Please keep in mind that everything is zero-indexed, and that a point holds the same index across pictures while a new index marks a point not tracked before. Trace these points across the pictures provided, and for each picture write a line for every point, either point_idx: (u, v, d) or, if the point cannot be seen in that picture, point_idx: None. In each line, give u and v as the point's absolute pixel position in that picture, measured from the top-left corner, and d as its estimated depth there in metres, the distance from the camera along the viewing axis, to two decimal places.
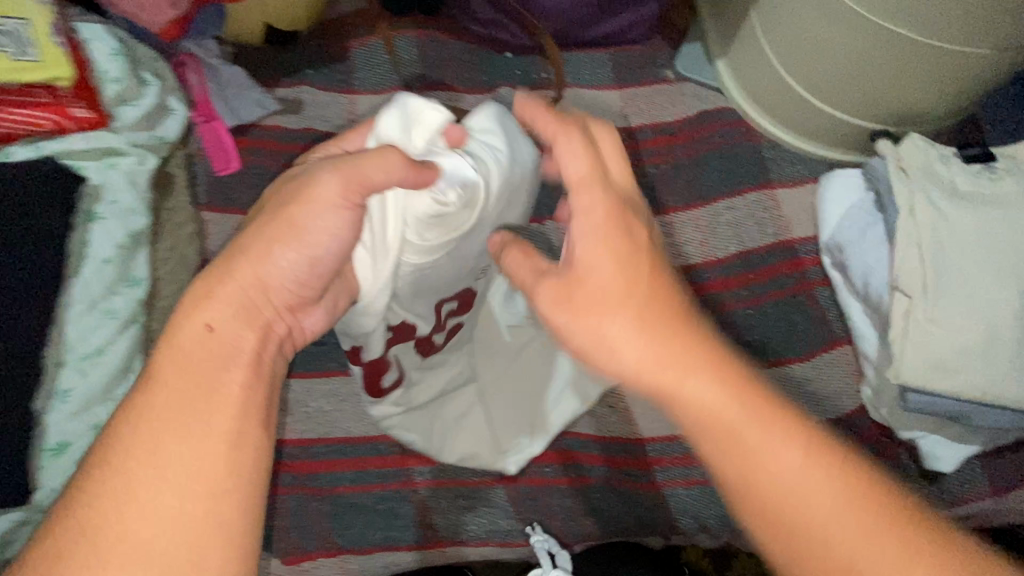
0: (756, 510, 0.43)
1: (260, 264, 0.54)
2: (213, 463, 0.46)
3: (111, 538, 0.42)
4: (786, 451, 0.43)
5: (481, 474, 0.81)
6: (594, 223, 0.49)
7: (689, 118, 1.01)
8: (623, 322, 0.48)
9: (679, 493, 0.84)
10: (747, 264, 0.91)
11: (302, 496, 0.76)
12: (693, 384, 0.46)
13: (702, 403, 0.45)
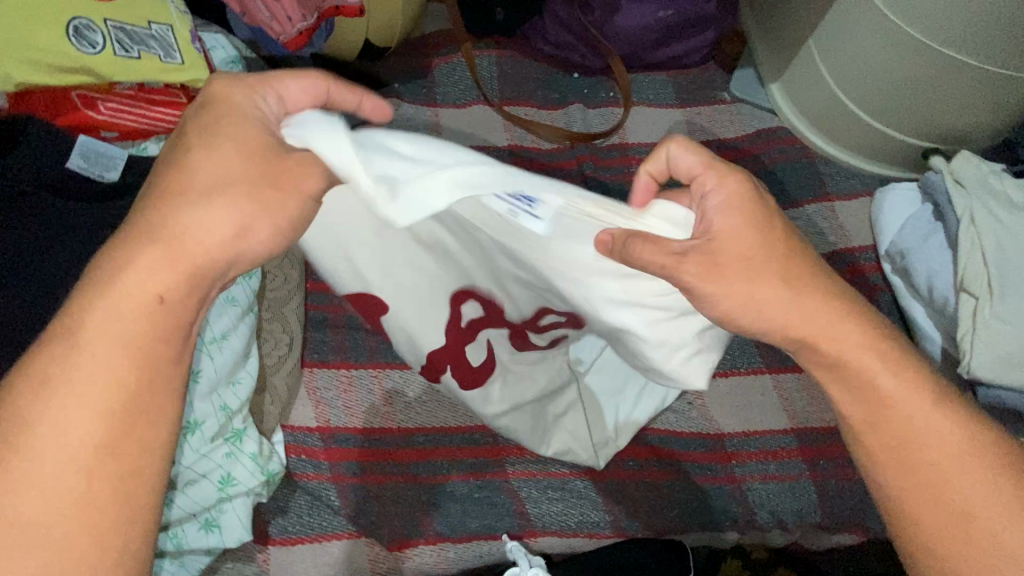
0: (920, 491, 0.53)
1: (184, 218, 0.47)
2: (68, 436, 0.44)
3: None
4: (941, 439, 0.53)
5: (569, 464, 0.84)
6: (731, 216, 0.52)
7: (747, 135, 1.08)
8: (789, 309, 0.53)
9: (756, 488, 0.87)
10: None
11: (403, 483, 0.77)
12: (882, 377, 0.54)
13: (888, 395, 0.54)
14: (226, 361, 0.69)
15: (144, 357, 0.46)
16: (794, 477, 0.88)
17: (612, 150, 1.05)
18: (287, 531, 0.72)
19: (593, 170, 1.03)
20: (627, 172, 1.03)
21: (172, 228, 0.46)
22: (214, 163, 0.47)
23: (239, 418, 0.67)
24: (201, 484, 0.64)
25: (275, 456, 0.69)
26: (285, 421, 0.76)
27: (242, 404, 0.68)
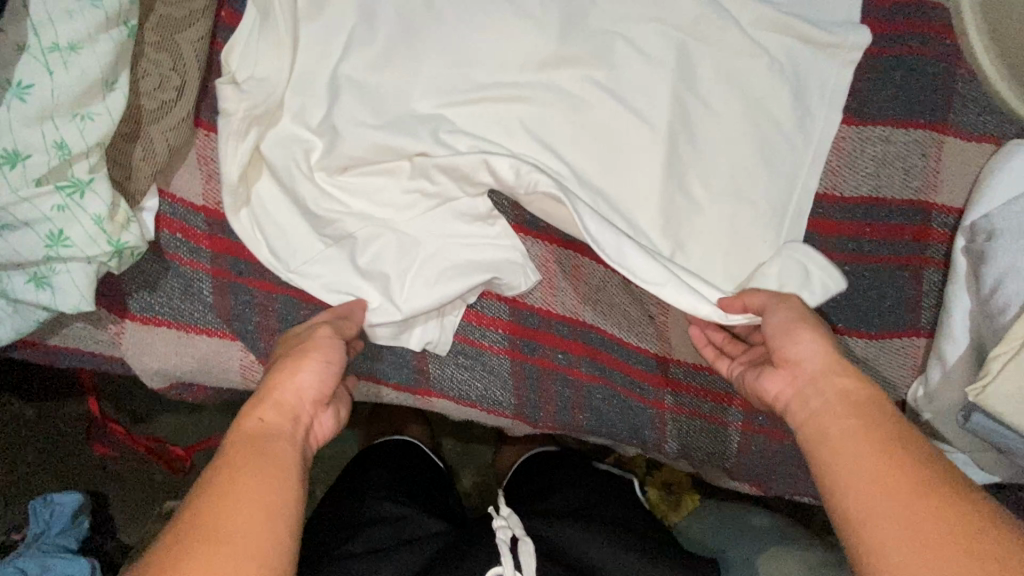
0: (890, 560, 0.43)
1: (824, 393, 0.55)
2: (851, 465, 0.49)
3: (825, 439, 0.53)
4: (854, 474, 0.49)
5: (491, 337, 0.75)
6: (808, 342, 0.59)
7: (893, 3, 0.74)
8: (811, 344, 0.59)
9: (678, 421, 0.80)
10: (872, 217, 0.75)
11: (292, 300, 0.66)
12: (844, 458, 0.50)
13: (833, 463, 0.51)
14: (72, 84, 0.50)
15: (829, 422, 0.53)
16: (723, 423, 0.80)
17: None
18: (151, 311, 0.63)
19: None
20: None
21: (830, 387, 0.56)
22: (825, 389, 0.56)
23: (83, 168, 0.51)
24: (22, 232, 0.51)
25: (133, 227, 0.55)
26: (164, 186, 0.61)
27: (89, 149, 0.51)
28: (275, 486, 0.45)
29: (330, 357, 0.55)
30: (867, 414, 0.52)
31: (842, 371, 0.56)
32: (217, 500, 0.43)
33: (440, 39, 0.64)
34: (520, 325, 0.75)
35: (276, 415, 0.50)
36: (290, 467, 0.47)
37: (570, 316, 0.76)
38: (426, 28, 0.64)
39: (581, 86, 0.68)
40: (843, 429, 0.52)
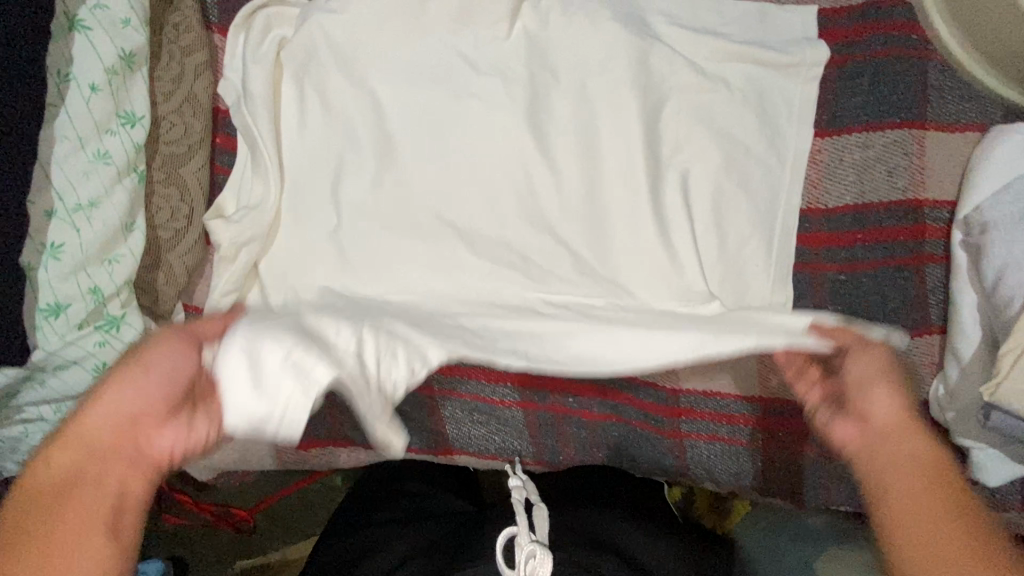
0: None
1: (905, 452, 0.48)
2: (939, 545, 0.42)
3: (897, 498, 0.45)
4: (949, 561, 0.41)
5: (501, 393, 0.79)
6: (879, 373, 0.53)
7: (850, 8, 0.74)
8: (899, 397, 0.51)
9: (697, 447, 0.82)
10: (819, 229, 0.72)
11: None
12: (934, 537, 0.42)
13: (901, 541, 0.43)
14: (97, 236, 0.57)
15: (891, 482, 0.47)
16: (740, 444, 0.82)
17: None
18: None
19: None
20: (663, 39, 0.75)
21: (898, 429, 0.49)
22: (898, 442, 0.49)
23: (116, 304, 0.59)
24: (73, 369, 0.58)
25: None
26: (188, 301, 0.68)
27: (118, 288, 0.58)
28: (110, 467, 0.47)
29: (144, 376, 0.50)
30: (944, 484, 0.45)
31: (920, 435, 0.49)
32: (53, 539, 0.44)
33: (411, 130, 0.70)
34: (528, 378, 0.79)
35: (76, 456, 0.47)
36: (125, 459, 0.48)
37: None
38: (397, 123, 0.70)
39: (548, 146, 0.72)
40: (913, 489, 0.45)
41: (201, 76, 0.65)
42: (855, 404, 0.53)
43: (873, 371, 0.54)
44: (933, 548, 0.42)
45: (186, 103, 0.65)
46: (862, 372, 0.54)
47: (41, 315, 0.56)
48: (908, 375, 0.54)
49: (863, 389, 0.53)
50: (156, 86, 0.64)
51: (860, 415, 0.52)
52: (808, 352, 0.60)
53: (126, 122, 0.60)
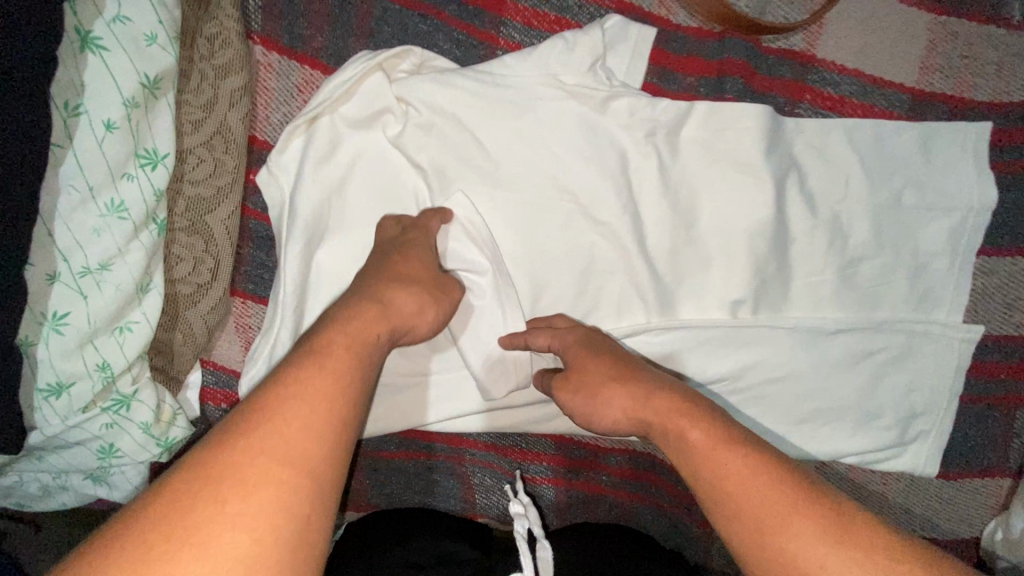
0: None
1: (697, 452, 0.45)
2: (770, 510, 0.41)
3: (712, 485, 0.44)
4: (809, 528, 0.39)
5: (536, 469, 0.74)
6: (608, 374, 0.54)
7: (1009, 105, 0.63)
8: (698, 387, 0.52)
9: (728, 542, 0.78)
10: (916, 347, 0.65)
11: None
12: (730, 466, 0.43)
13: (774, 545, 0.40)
14: (108, 304, 0.48)
15: (710, 449, 0.45)
16: None
17: (781, 60, 0.62)
18: None
19: (735, 94, 0.62)
20: (790, 110, 0.62)
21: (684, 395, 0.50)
22: (704, 442, 0.45)
23: (127, 380, 0.51)
24: (76, 450, 0.51)
25: (180, 420, 0.55)
26: (206, 357, 0.60)
27: (130, 362, 0.51)
28: (301, 422, 0.36)
29: (364, 358, 0.43)
30: (723, 429, 0.46)
31: (693, 408, 0.48)
32: (213, 525, 0.31)
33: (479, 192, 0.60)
34: (566, 457, 0.74)
35: (342, 354, 0.42)
36: (337, 408, 0.38)
37: (619, 447, 0.74)
38: (463, 180, 0.59)
39: (634, 227, 0.62)
40: (734, 475, 0.43)
41: (238, 105, 0.54)
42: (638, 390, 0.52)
43: (602, 384, 0.54)
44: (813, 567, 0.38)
45: (217, 135, 0.54)
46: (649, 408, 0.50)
47: (40, 395, 0.47)
48: (651, 379, 0.52)
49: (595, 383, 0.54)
50: (182, 112, 0.52)
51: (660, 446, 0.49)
52: (918, 404, 0.67)
53: (147, 162, 0.49)
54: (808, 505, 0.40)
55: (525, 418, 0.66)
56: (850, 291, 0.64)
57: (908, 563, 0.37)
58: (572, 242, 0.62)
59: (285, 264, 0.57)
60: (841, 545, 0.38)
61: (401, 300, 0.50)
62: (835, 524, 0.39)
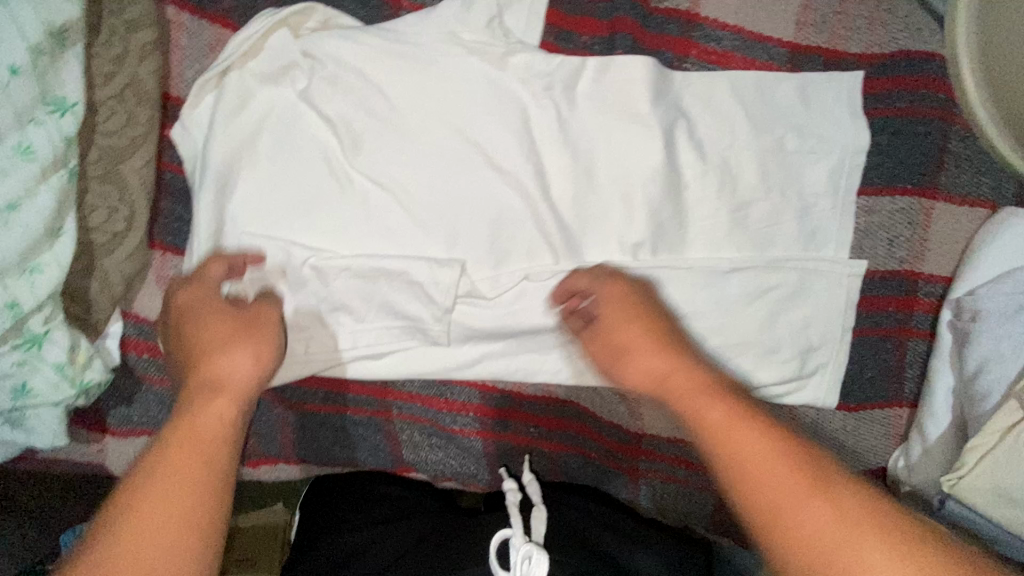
0: (775, 543, 0.45)
1: (706, 423, 0.52)
2: (767, 452, 0.48)
3: (716, 446, 0.50)
4: (804, 465, 0.47)
5: (462, 421, 0.76)
6: (615, 308, 0.65)
7: (880, 57, 0.69)
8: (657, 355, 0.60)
9: (653, 485, 0.81)
10: (808, 284, 0.70)
11: (269, 403, 0.71)
12: (713, 406, 0.52)
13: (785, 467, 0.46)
14: (18, 242, 0.51)
15: (694, 418, 0.53)
16: (698, 487, 0.80)
17: (668, 18, 0.67)
18: (129, 423, 0.64)
19: (628, 50, 0.66)
20: (678, 65, 0.67)
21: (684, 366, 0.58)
22: (679, 379, 0.57)
23: (38, 320, 0.53)
24: None
25: (96, 365, 0.56)
26: (127, 308, 0.62)
27: (40, 303, 0.53)
28: (194, 458, 0.43)
29: (242, 395, 0.49)
30: (708, 382, 0.55)
31: (681, 361, 0.58)
32: (139, 538, 0.39)
33: (388, 145, 0.63)
34: (491, 407, 0.77)
35: (212, 411, 0.46)
36: (224, 446, 0.45)
37: (542, 395, 0.77)
38: (370, 131, 0.63)
39: (539, 177, 0.66)
40: (673, 381, 0.57)
41: (148, 59, 0.57)
42: (623, 354, 0.63)
43: (616, 333, 0.64)
44: (810, 525, 0.44)
45: (128, 89, 0.57)
46: (666, 376, 0.58)
47: None
48: (684, 360, 0.58)
49: (599, 317, 0.65)
50: (92, 65, 0.55)
51: (695, 430, 0.53)
52: (815, 338, 0.71)
53: (55, 109, 0.52)
54: (853, 489, 0.45)
55: (443, 364, 0.69)
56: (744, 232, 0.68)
57: (917, 540, 0.41)
58: (480, 192, 0.66)
59: (200, 214, 0.61)
60: (829, 499, 0.44)
61: (228, 365, 0.50)
62: (869, 513, 0.43)
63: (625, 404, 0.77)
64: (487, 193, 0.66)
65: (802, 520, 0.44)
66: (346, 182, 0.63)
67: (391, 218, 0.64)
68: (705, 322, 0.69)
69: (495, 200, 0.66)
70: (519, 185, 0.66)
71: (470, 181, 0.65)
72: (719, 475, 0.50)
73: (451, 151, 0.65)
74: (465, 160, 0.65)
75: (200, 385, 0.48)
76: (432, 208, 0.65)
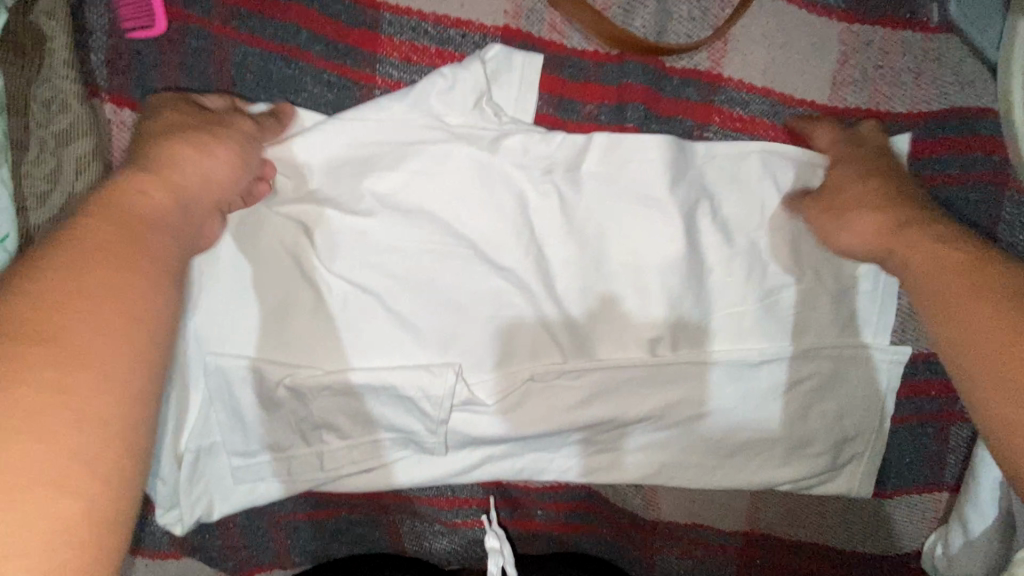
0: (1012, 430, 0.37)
1: (954, 266, 0.47)
2: (973, 326, 0.42)
3: (922, 304, 0.47)
4: (1005, 316, 0.41)
5: (466, 515, 0.71)
6: (873, 228, 0.54)
7: (928, 116, 0.60)
8: (860, 234, 0.55)
9: (671, 568, 0.76)
10: (842, 374, 0.63)
11: (257, 515, 0.66)
12: (924, 249, 0.49)
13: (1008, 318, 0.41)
14: None
15: (966, 270, 0.45)
16: (718, 569, 0.76)
17: (684, 81, 0.58)
18: None
19: (637, 122, 0.58)
20: (697, 134, 0.59)
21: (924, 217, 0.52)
22: (920, 248, 0.50)
23: None
24: None
25: None
26: None
27: None
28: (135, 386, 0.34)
29: (141, 309, 0.36)
30: (920, 235, 0.50)
31: (886, 204, 0.54)
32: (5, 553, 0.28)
33: (369, 247, 0.56)
34: (495, 499, 0.72)
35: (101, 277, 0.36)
36: (125, 380, 0.34)
37: (550, 484, 0.72)
38: (348, 233, 0.56)
39: (540, 271, 0.59)
40: (925, 256, 0.49)
41: (88, 172, 0.50)
42: (847, 200, 0.56)
43: (858, 203, 0.55)
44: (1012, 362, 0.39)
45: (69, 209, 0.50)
46: (886, 235, 0.53)
47: None
48: (925, 216, 0.52)
49: (842, 201, 0.56)
50: (24, 185, 0.48)
51: (914, 282, 0.49)
52: (850, 429, 0.65)
53: None
54: None
55: (440, 473, 0.63)
56: (770, 321, 0.61)
57: None
58: (475, 290, 0.59)
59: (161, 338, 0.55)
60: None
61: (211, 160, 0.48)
62: None
63: (640, 494, 0.72)
64: (483, 291, 0.59)
65: (1004, 383, 0.39)
66: (325, 293, 0.57)
67: (378, 325, 0.58)
68: (725, 417, 0.64)
69: (494, 297, 0.59)
70: (519, 283, 0.59)
71: (462, 280, 0.58)
72: (949, 360, 0.43)
73: (442, 248, 0.57)
74: (457, 257, 0.58)
75: (147, 180, 0.43)
76: (422, 310, 0.58)
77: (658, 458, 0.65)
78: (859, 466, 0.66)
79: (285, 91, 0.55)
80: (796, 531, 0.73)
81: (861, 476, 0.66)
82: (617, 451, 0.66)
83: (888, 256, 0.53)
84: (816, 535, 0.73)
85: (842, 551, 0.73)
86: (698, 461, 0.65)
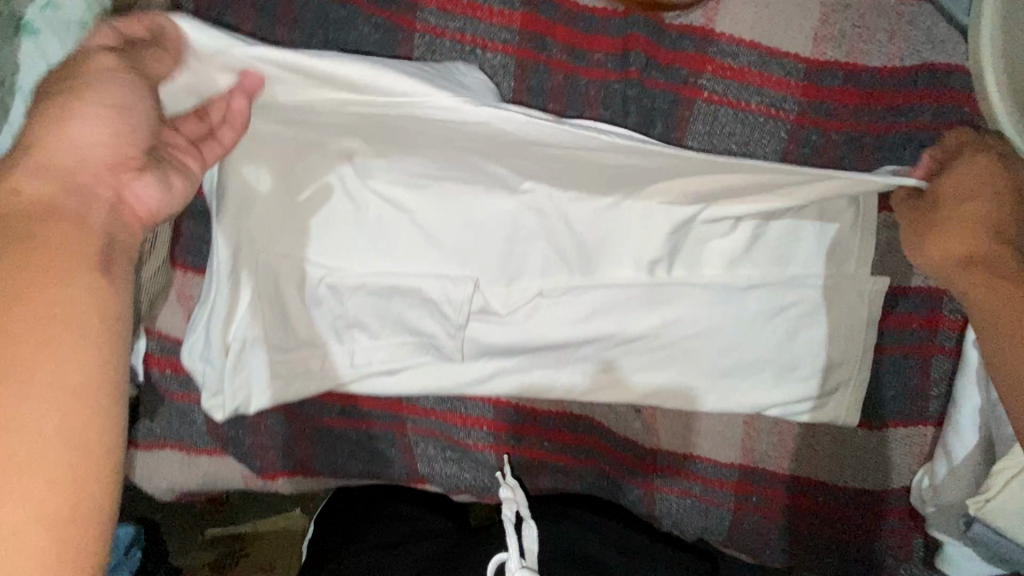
0: None
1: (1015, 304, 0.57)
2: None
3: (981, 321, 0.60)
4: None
5: (476, 435, 0.76)
6: (968, 234, 0.60)
7: (901, 70, 0.67)
8: (960, 241, 0.60)
9: (670, 503, 0.80)
10: (826, 301, 0.69)
11: (286, 417, 0.72)
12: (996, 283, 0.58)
13: None
14: None
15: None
16: (715, 504, 0.79)
17: (683, 34, 0.66)
18: (153, 435, 0.69)
19: (640, 68, 0.66)
20: (695, 81, 0.66)
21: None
22: (1002, 264, 0.59)
23: None
24: None
25: None
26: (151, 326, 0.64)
27: None
28: (81, 406, 0.40)
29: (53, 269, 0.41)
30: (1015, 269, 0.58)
31: (992, 220, 0.59)
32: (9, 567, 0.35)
33: (401, 166, 0.63)
34: (505, 422, 0.77)
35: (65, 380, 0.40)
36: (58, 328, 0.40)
37: (556, 409, 0.77)
38: (384, 152, 0.63)
39: None
40: (1001, 278, 0.58)
41: None
42: (957, 210, 0.61)
43: (962, 208, 0.60)
44: None
45: None
46: (965, 247, 0.60)
47: None
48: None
49: (954, 199, 0.61)
50: None
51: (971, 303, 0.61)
52: (834, 355, 0.70)
53: None
54: None
55: (455, 379, 0.70)
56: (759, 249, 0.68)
57: None
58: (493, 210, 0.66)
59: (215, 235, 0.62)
60: None
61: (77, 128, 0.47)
62: None
63: (640, 421, 0.77)
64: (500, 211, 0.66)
65: None
66: (357, 201, 0.64)
67: (406, 238, 0.65)
68: (717, 339, 0.70)
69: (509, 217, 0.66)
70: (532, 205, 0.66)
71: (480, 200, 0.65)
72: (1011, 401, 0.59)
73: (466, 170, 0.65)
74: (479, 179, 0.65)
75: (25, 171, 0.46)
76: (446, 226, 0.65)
77: (656, 379, 0.71)
78: (846, 393, 0.71)
79: (336, 31, 0.64)
80: (788, 465, 0.77)
81: (846, 403, 0.71)
82: (618, 372, 0.71)
83: (967, 263, 0.60)
84: (808, 469, 0.77)
85: (833, 486, 0.76)
86: (693, 382, 0.71)
